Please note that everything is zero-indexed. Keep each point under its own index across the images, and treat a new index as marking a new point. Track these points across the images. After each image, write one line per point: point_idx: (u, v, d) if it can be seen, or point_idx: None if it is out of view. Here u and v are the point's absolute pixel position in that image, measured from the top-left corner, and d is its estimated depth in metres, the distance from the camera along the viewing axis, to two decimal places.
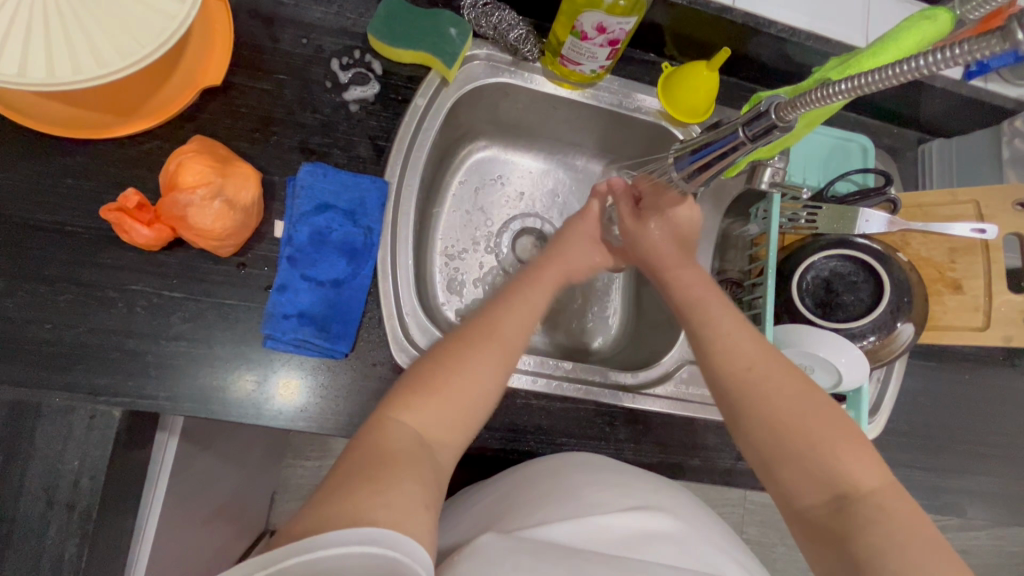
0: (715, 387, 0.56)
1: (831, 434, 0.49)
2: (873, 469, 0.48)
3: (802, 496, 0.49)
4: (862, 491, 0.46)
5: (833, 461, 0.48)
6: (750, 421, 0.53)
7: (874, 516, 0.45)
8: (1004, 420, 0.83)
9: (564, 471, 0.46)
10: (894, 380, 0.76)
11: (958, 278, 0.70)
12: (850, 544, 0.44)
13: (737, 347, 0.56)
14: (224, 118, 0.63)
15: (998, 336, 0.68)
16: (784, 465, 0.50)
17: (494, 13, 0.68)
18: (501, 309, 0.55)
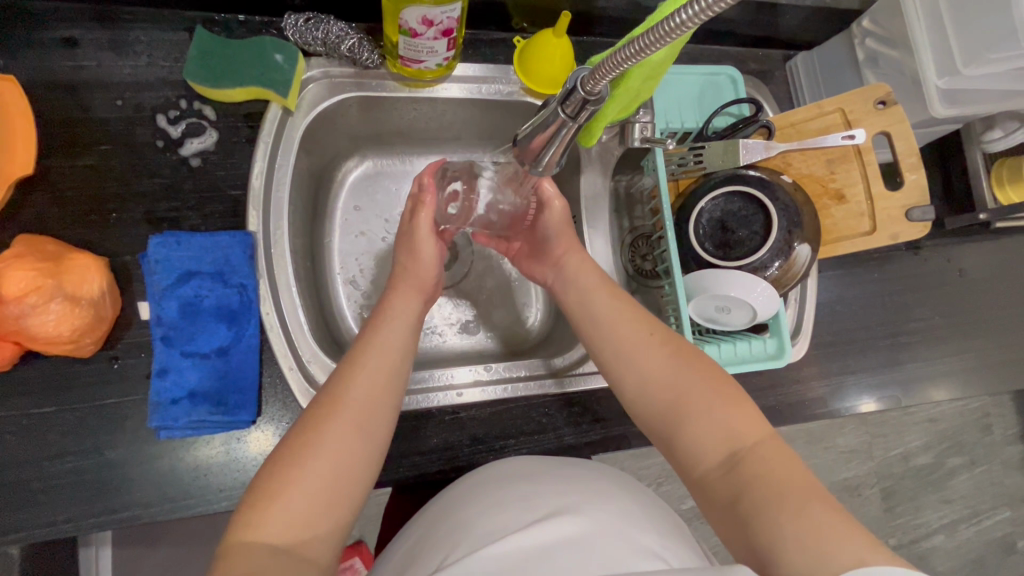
0: (613, 367, 0.58)
1: (709, 395, 0.52)
2: (752, 421, 0.50)
3: (694, 462, 0.50)
4: (743, 446, 0.48)
5: (712, 422, 0.50)
6: (642, 398, 0.55)
7: (756, 468, 0.46)
8: (919, 306, 0.86)
9: (464, 503, 0.46)
10: (809, 299, 0.78)
11: (841, 187, 0.71)
12: (738, 500, 0.46)
13: (618, 324, 0.59)
14: (51, 208, 0.58)
15: (887, 235, 0.70)
16: (674, 433, 0.52)
17: (318, 27, 0.64)
18: (350, 371, 0.51)
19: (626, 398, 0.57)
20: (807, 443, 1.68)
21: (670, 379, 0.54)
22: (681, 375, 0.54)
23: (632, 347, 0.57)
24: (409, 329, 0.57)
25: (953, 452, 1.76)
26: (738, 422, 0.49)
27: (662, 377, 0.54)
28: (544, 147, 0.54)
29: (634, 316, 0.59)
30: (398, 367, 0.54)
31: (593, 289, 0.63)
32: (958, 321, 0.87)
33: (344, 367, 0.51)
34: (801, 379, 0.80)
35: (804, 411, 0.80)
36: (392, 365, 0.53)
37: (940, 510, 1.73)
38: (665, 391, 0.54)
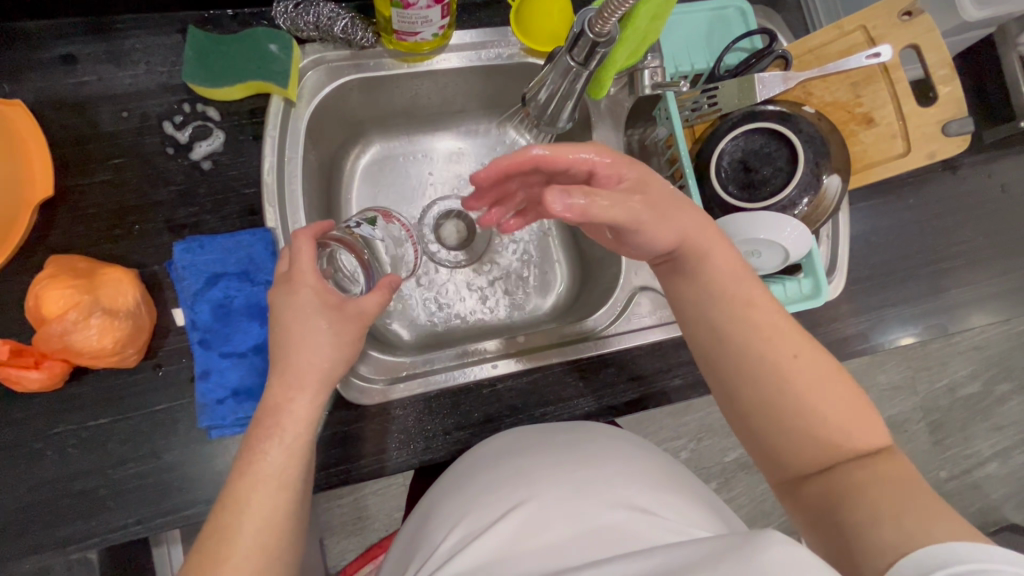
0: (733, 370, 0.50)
1: (848, 410, 0.47)
2: (873, 429, 0.47)
3: (790, 460, 0.48)
4: (849, 455, 0.46)
5: (828, 426, 0.46)
6: (748, 387, 0.49)
7: (869, 478, 0.44)
8: (960, 229, 0.83)
9: (470, 477, 0.48)
10: (842, 233, 0.75)
11: (868, 110, 0.68)
12: (839, 506, 0.44)
13: (739, 305, 0.50)
14: (75, 226, 0.59)
15: (923, 155, 0.66)
16: (776, 428, 0.48)
17: (308, 11, 0.62)
18: (230, 526, 0.44)
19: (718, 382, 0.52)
20: None
21: (816, 390, 0.47)
22: (803, 370, 0.47)
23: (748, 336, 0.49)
24: (303, 445, 0.48)
25: (1003, 377, 1.72)
26: (854, 428, 0.46)
27: (783, 370, 0.47)
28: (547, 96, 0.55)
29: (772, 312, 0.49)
30: (290, 481, 0.47)
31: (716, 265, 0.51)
32: (1004, 240, 0.83)
33: (224, 522, 0.44)
34: (841, 317, 0.78)
35: (845, 348, 0.78)
36: (281, 505, 0.46)
37: (990, 438, 1.71)
38: (801, 407, 0.47)
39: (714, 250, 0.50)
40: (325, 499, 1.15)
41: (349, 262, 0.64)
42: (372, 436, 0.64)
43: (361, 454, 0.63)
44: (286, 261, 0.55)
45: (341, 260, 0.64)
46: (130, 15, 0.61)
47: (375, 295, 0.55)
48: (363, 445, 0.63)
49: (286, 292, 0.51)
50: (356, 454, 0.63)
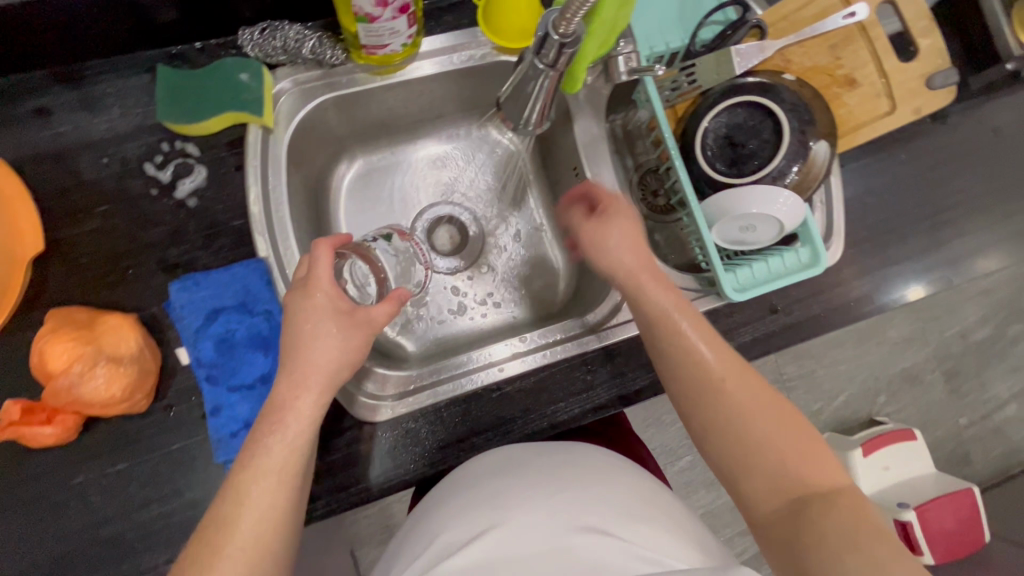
0: (682, 398, 0.55)
1: (792, 443, 0.50)
2: (823, 467, 0.50)
3: (758, 501, 0.50)
4: (808, 491, 0.48)
5: (791, 468, 0.49)
6: (712, 430, 0.53)
7: (826, 509, 0.46)
8: (956, 180, 0.82)
9: (474, 485, 0.51)
10: (836, 198, 0.74)
11: (850, 72, 0.66)
12: (802, 538, 0.45)
13: (698, 359, 0.54)
14: (70, 278, 0.59)
15: (909, 110, 0.65)
16: (744, 474, 0.51)
17: (275, 35, 0.62)
18: (229, 519, 0.45)
19: (691, 427, 0.55)
20: (857, 343, 1.72)
21: (762, 423, 0.51)
22: (760, 413, 0.52)
23: (705, 382, 0.54)
24: (306, 440, 0.49)
25: (1013, 319, 1.77)
26: (812, 468, 0.49)
27: (741, 415, 0.52)
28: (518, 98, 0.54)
29: (710, 337, 0.56)
30: (294, 475, 0.48)
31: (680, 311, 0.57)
32: (1000, 186, 0.82)
33: (224, 513, 0.45)
34: (844, 281, 0.77)
35: (852, 313, 0.77)
36: (281, 500, 0.47)
37: (1008, 380, 1.78)
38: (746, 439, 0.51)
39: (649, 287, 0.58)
40: (352, 512, 1.16)
41: (363, 270, 0.65)
42: (388, 452, 0.64)
43: (380, 471, 0.64)
44: (303, 269, 0.57)
45: (355, 270, 0.64)
46: (98, 60, 0.61)
47: (386, 305, 0.56)
48: (381, 462, 0.64)
49: (301, 295, 0.53)
50: (374, 471, 0.64)
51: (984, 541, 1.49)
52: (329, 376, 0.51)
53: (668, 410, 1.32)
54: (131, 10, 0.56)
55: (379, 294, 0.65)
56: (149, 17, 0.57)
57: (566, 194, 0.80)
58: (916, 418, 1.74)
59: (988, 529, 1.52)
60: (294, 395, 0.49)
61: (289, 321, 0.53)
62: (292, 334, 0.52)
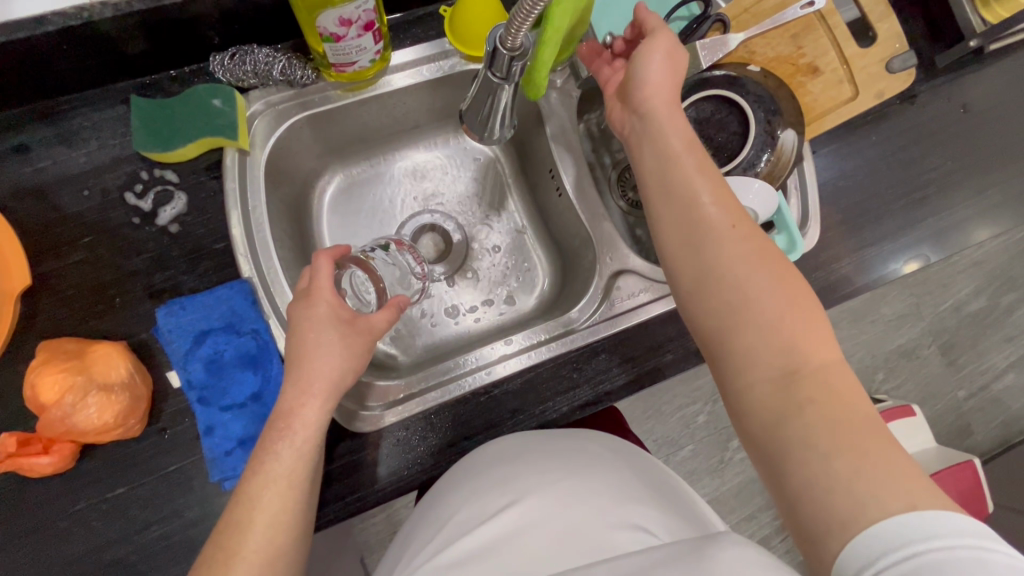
0: (676, 244, 0.51)
1: (793, 307, 0.45)
2: (825, 341, 0.44)
3: (744, 364, 0.45)
4: (803, 361, 0.43)
5: (789, 334, 0.44)
6: (705, 287, 0.48)
7: (819, 390, 0.42)
8: (929, 157, 0.83)
9: (478, 472, 0.54)
10: (810, 184, 0.76)
11: (812, 60, 0.67)
12: (790, 418, 0.42)
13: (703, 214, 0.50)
14: (59, 309, 0.60)
15: (872, 95, 0.66)
16: (727, 331, 0.46)
17: (245, 59, 0.63)
18: (243, 524, 0.46)
19: (680, 282, 0.51)
20: (851, 322, 1.73)
21: (761, 282, 0.46)
22: (762, 273, 0.47)
23: (704, 232, 0.49)
24: (314, 446, 0.51)
25: (1006, 289, 1.78)
26: (816, 344, 0.44)
27: (744, 271, 0.47)
28: (477, 109, 0.55)
29: (715, 187, 0.51)
30: (305, 477, 0.49)
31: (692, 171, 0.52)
32: (972, 160, 0.83)
33: (239, 519, 0.46)
34: (823, 264, 0.78)
35: (834, 295, 0.78)
36: (291, 504, 0.48)
37: (1004, 350, 1.79)
38: (744, 294, 0.46)
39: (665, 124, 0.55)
40: (358, 520, 1.17)
41: (363, 281, 0.66)
42: (381, 461, 0.65)
43: (375, 480, 0.65)
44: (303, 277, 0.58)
45: (355, 278, 0.65)
46: (73, 95, 0.62)
47: (386, 309, 0.58)
48: (375, 471, 0.65)
49: (304, 305, 0.54)
50: (369, 480, 0.65)
51: (989, 512, 1.51)
52: (335, 383, 0.52)
53: (666, 400, 1.33)
54: (102, 44, 0.57)
55: (380, 300, 0.66)
56: (119, 51, 0.59)
57: (544, 195, 0.82)
58: (915, 393, 1.76)
59: (991, 499, 1.53)
60: (301, 401, 0.50)
61: (293, 328, 0.54)
62: (296, 342, 0.53)
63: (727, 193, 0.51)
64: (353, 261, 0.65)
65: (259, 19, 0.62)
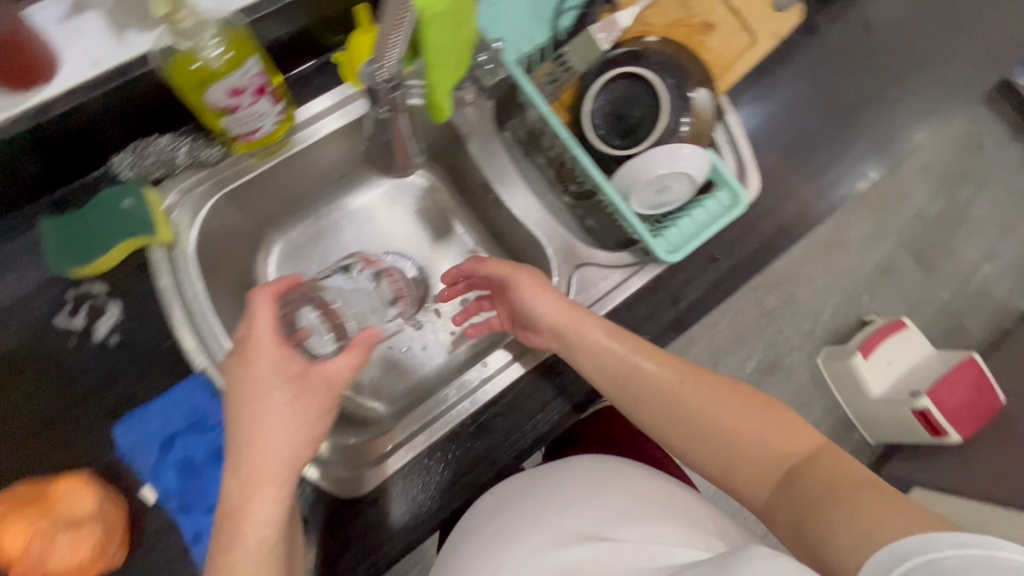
0: (633, 405, 0.57)
1: (760, 420, 0.53)
2: (802, 438, 0.52)
3: (752, 485, 0.53)
4: (794, 462, 0.51)
5: (771, 446, 0.52)
6: (683, 442, 0.55)
7: (814, 478, 0.49)
8: (844, 82, 0.84)
9: (484, 521, 0.51)
10: (739, 136, 0.77)
11: (704, 17, 0.68)
12: (803, 518, 0.48)
13: (647, 375, 0.56)
14: (14, 453, 0.57)
15: (769, 36, 0.67)
16: (725, 465, 0.53)
17: (148, 151, 0.63)
18: None
19: (672, 438, 0.56)
20: (826, 255, 1.82)
21: (720, 413, 0.54)
22: (722, 404, 0.54)
23: (656, 390, 0.56)
24: (276, 518, 0.47)
25: (960, 183, 1.94)
26: (792, 440, 0.52)
27: (710, 418, 0.54)
28: None
29: (626, 337, 0.58)
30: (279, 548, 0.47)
31: (595, 341, 0.57)
32: (881, 77, 0.86)
33: None
34: (772, 209, 0.78)
35: (791, 236, 0.78)
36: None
37: (973, 243, 1.93)
38: (714, 432, 0.53)
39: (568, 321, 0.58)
40: None
41: (318, 318, 0.72)
42: (382, 522, 0.63)
43: (380, 541, 0.62)
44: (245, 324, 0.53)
45: (310, 316, 0.71)
46: None
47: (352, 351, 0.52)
48: (380, 532, 0.63)
49: (237, 364, 0.49)
50: (379, 541, 0.62)
51: (1000, 403, 1.52)
52: (291, 445, 0.48)
53: None
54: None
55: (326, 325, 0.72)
56: (14, 178, 0.57)
57: (487, 210, 0.81)
58: (902, 304, 1.85)
59: (1000, 390, 1.55)
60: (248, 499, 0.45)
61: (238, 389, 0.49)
62: (240, 407, 0.48)
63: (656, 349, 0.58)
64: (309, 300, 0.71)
65: (151, 111, 0.60)
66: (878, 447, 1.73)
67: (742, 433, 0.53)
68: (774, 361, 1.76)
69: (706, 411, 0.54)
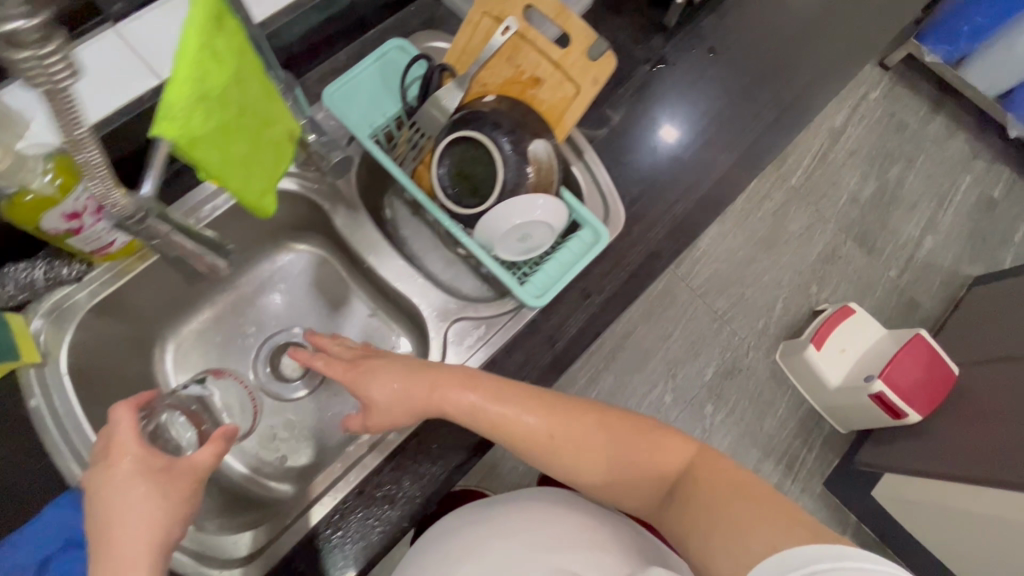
0: (527, 455, 0.64)
1: (635, 442, 0.62)
2: (675, 450, 0.61)
3: (639, 499, 0.63)
4: (671, 474, 0.61)
5: (649, 469, 0.61)
6: (579, 480, 0.63)
7: (689, 485, 0.58)
8: (697, 105, 0.88)
9: (440, 539, 0.61)
10: (599, 171, 0.79)
11: (531, 73, 0.71)
12: (680, 525, 0.57)
13: (527, 429, 0.63)
14: None
15: (591, 84, 0.68)
16: (613, 491, 0.62)
17: (6, 281, 0.65)
18: None
19: (568, 480, 0.64)
20: (768, 251, 1.86)
21: (600, 446, 0.62)
22: (597, 440, 0.62)
23: (541, 442, 0.63)
24: None
25: (887, 165, 2.02)
26: (668, 456, 0.61)
27: (595, 462, 0.62)
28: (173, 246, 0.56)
29: (508, 396, 0.65)
30: None
31: (480, 407, 0.64)
32: (735, 94, 0.90)
33: None
34: (642, 236, 0.80)
35: (662, 260, 0.79)
36: None
37: (912, 219, 1.97)
38: (599, 465, 0.62)
39: (452, 393, 0.64)
40: None
41: (182, 422, 0.66)
42: None
43: None
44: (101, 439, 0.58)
45: (176, 422, 0.66)
46: None
47: (208, 447, 0.60)
48: None
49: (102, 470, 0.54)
50: None
51: (955, 374, 1.52)
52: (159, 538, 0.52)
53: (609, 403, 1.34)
54: None
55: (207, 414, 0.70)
56: None
57: (370, 275, 0.83)
58: (852, 290, 1.88)
59: (954, 362, 1.55)
60: None
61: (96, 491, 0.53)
62: (102, 511, 0.51)
63: (535, 400, 0.65)
64: (169, 405, 0.66)
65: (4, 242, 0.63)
66: (850, 436, 1.71)
67: (623, 459, 0.62)
68: (733, 363, 1.75)
69: (585, 451, 0.62)
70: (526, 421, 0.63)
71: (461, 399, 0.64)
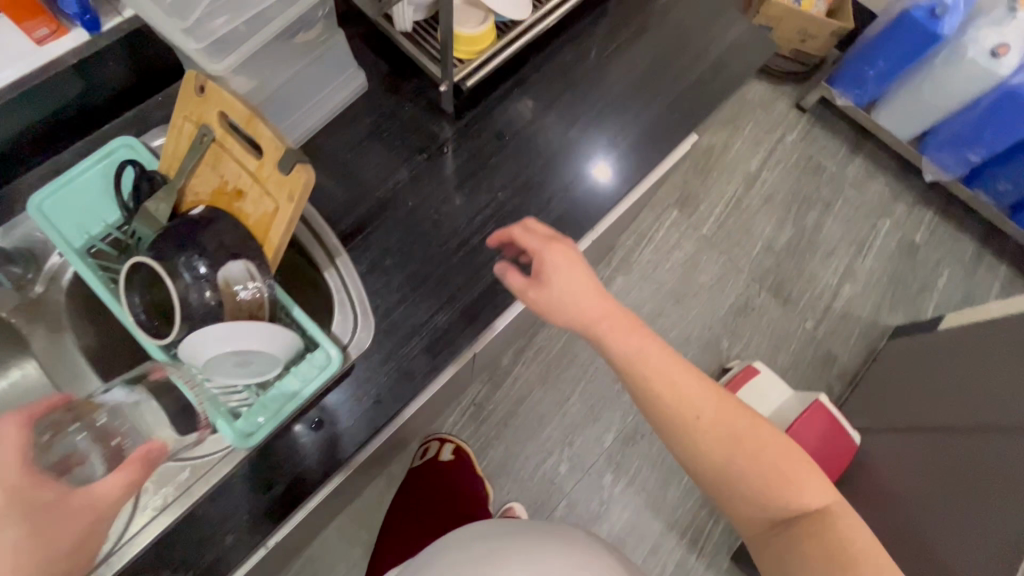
0: (649, 414, 0.63)
1: (771, 457, 0.60)
2: (820, 492, 0.60)
3: (747, 522, 0.63)
4: (801, 513, 0.60)
5: (781, 501, 0.60)
6: (675, 444, 0.62)
7: (824, 530, 0.58)
8: (475, 198, 0.79)
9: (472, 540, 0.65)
10: (344, 279, 0.70)
11: (234, 184, 0.63)
12: (795, 560, 0.59)
13: (646, 384, 0.61)
14: None
15: (287, 202, 0.59)
16: (702, 469, 0.62)
17: None
18: None
19: (661, 432, 0.63)
20: (676, 303, 1.62)
21: (723, 429, 0.61)
22: (726, 432, 0.61)
23: (669, 410, 0.61)
24: None
25: (802, 210, 1.74)
26: (804, 495, 0.60)
27: (725, 435, 0.60)
28: None
29: (659, 347, 0.62)
30: None
31: (633, 359, 0.61)
32: (521, 183, 0.81)
33: None
34: (390, 356, 0.71)
35: (414, 382, 0.70)
36: None
37: (831, 266, 1.70)
38: (714, 452, 0.61)
39: (608, 335, 0.62)
40: None
41: None
42: None
43: None
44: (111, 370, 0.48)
45: None
46: None
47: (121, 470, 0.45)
48: None
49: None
50: None
51: (857, 444, 1.35)
52: None
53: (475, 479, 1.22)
54: None
55: None
56: None
57: None
58: (767, 344, 1.62)
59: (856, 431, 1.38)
60: None
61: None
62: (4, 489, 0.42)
63: (692, 372, 0.63)
64: None
65: None
66: None
67: (737, 454, 0.60)
68: None
69: (703, 424, 0.61)
70: (666, 374, 0.61)
71: (603, 330, 0.62)
